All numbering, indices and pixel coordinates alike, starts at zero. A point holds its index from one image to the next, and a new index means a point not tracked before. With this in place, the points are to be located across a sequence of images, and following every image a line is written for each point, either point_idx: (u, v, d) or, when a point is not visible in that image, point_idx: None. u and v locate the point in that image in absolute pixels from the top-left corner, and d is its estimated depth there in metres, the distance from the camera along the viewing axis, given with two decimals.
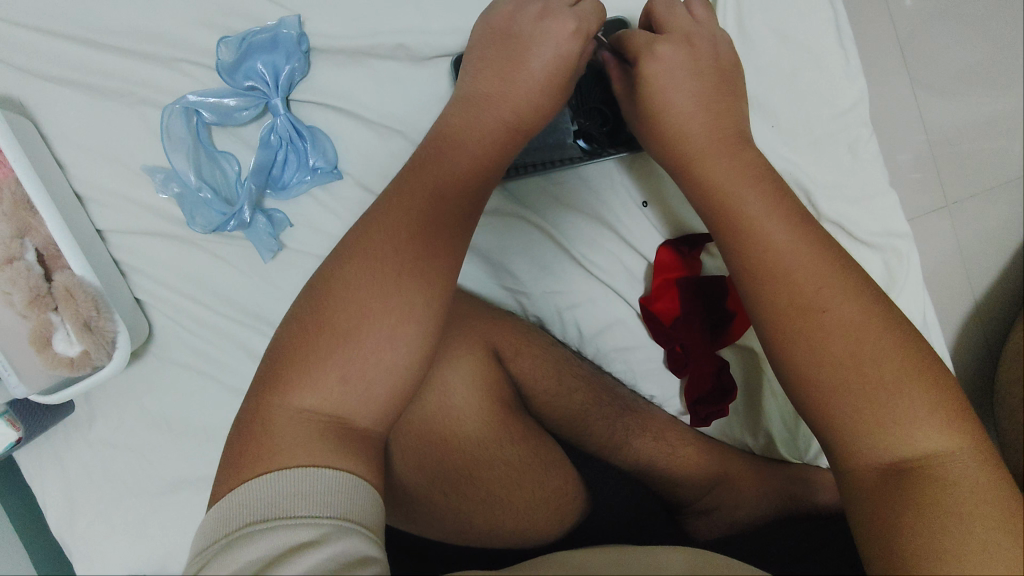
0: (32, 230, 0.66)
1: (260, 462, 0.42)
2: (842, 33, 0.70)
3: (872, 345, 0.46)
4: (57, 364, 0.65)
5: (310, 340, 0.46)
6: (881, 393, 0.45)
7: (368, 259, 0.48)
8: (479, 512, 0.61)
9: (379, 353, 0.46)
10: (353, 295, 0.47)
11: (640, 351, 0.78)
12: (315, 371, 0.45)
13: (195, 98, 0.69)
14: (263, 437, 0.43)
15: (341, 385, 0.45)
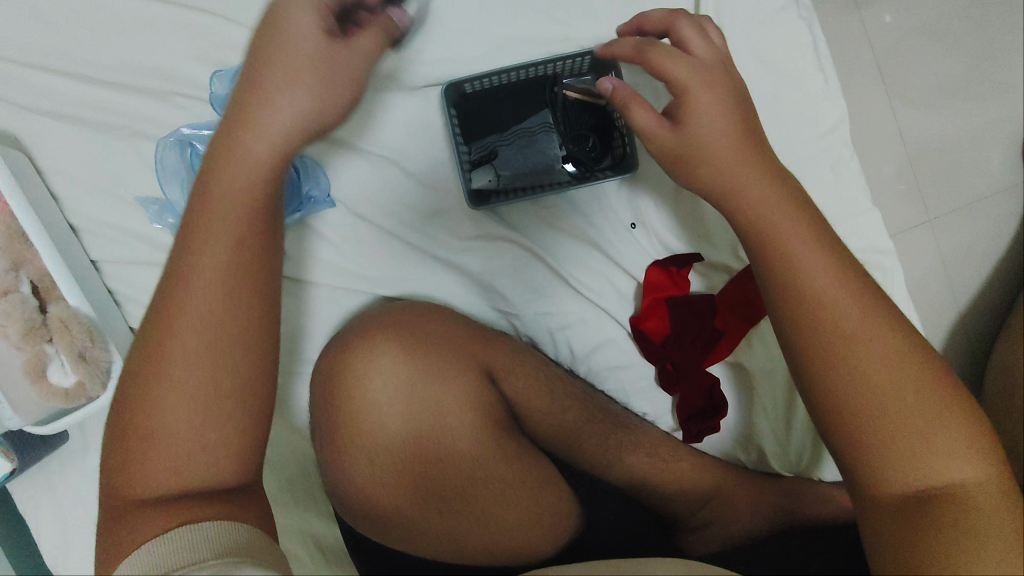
0: (26, 262, 0.67)
1: (135, 488, 0.41)
2: (820, 57, 0.72)
3: (895, 375, 0.44)
4: (51, 396, 0.65)
5: (152, 379, 0.42)
6: (893, 410, 0.44)
7: (192, 289, 0.44)
8: (474, 526, 0.63)
9: (196, 403, 0.42)
10: (184, 330, 0.43)
11: (632, 370, 0.78)
12: (150, 423, 0.41)
13: (190, 131, 0.70)
14: (127, 474, 0.41)
15: (161, 445, 0.41)
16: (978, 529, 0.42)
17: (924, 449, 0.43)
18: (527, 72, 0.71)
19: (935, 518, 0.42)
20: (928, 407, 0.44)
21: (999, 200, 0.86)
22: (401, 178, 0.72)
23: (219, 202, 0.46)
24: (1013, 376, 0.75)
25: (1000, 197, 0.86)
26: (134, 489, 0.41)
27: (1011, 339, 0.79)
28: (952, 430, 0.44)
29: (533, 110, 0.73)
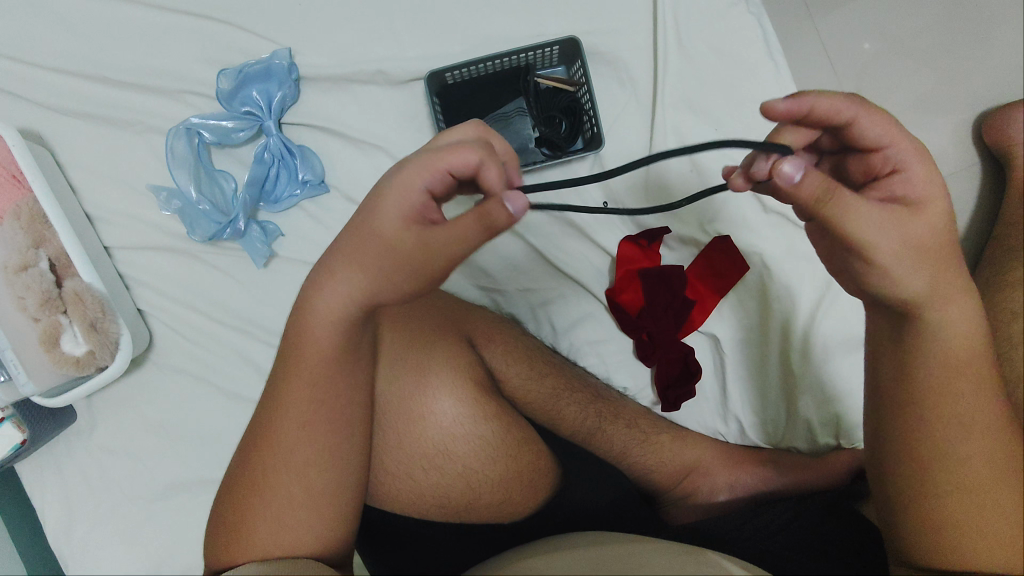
0: (45, 242, 0.73)
1: (235, 553, 0.50)
2: (771, 46, 0.78)
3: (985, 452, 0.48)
4: (64, 363, 0.70)
5: (259, 459, 0.51)
6: (965, 477, 0.48)
7: (298, 387, 0.49)
8: (455, 490, 0.65)
9: (301, 478, 0.50)
10: (298, 403, 0.50)
11: (611, 343, 0.83)
12: (265, 477, 0.50)
13: (198, 121, 0.78)
14: (233, 540, 0.51)
15: (266, 512, 0.50)
16: (982, 514, 0.47)
17: (979, 523, 0.47)
18: (502, 63, 0.78)
19: (956, 521, 0.48)
20: (978, 415, 0.48)
21: (961, 181, 0.89)
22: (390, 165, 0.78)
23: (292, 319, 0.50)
24: None
25: (964, 177, 0.89)
26: (236, 541, 0.50)
27: None
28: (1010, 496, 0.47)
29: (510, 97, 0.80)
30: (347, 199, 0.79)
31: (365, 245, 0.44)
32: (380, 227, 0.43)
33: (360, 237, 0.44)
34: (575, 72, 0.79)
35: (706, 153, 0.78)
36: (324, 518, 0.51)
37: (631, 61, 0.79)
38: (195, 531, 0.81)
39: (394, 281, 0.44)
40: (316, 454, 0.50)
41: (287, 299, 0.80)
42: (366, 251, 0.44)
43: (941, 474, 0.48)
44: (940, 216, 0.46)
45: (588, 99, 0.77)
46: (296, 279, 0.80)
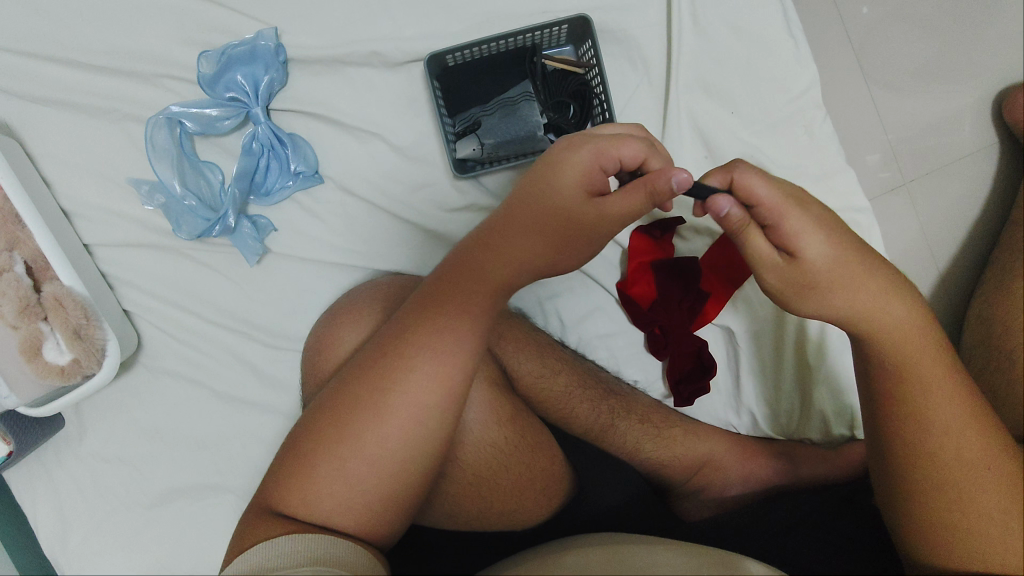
0: (20, 243, 0.68)
1: (294, 503, 0.48)
2: (791, 22, 0.74)
3: (982, 468, 0.51)
4: (48, 374, 0.66)
5: (346, 407, 0.49)
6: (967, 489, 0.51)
7: (422, 345, 0.49)
8: (463, 493, 0.63)
9: (379, 447, 0.48)
10: (419, 352, 0.49)
11: (622, 337, 0.81)
12: (343, 424, 0.48)
13: (179, 109, 0.72)
14: (295, 483, 0.49)
15: (331, 474, 0.48)
16: (975, 528, 0.50)
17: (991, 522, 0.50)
18: (506, 43, 0.73)
19: (952, 517, 0.51)
20: (961, 434, 0.50)
21: (974, 161, 0.87)
22: (388, 153, 0.74)
23: (497, 248, 0.52)
24: (991, 328, 0.77)
25: (977, 157, 0.87)
26: (288, 491, 0.49)
27: (988, 291, 0.80)
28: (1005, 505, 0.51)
29: (515, 80, 0.75)
30: (344, 190, 0.75)
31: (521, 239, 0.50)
32: (558, 173, 0.50)
33: (523, 209, 0.52)
34: (584, 52, 0.74)
35: (723, 138, 0.74)
36: (378, 498, 0.49)
37: (644, 40, 0.74)
38: (196, 536, 0.79)
39: (519, 248, 0.52)
40: (399, 428, 0.48)
41: (283, 297, 0.76)
42: (522, 228, 0.52)
43: (947, 491, 0.51)
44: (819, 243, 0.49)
45: (599, 82, 0.72)
46: (291, 275, 0.76)
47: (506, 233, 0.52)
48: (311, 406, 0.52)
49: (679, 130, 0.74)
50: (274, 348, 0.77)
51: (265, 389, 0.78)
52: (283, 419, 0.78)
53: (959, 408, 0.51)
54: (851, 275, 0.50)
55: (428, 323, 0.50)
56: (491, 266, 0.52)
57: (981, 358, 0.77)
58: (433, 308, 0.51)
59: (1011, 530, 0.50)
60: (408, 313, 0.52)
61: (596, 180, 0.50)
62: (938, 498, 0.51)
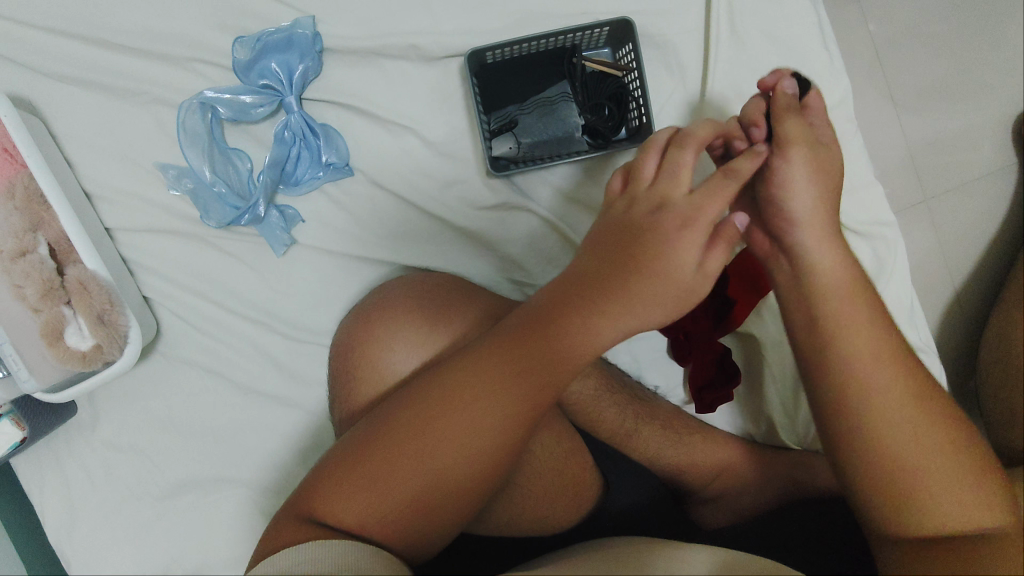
0: (44, 225, 0.66)
1: (337, 505, 0.48)
2: (827, 35, 0.75)
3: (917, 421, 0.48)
4: (69, 359, 0.64)
5: (419, 427, 0.49)
6: (911, 440, 0.48)
7: (505, 379, 0.49)
8: (502, 513, 0.64)
9: (443, 469, 0.48)
10: (503, 391, 0.49)
11: (645, 342, 0.82)
12: (417, 443, 0.48)
13: (213, 94, 0.71)
14: (344, 485, 0.48)
15: (388, 485, 0.48)
16: (926, 473, 0.47)
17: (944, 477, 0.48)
18: (546, 43, 0.73)
19: (909, 472, 0.48)
20: (886, 359, 0.49)
21: (994, 181, 0.88)
22: (420, 148, 0.73)
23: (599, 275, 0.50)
24: (1010, 347, 0.77)
25: (996, 177, 0.88)
26: (340, 497, 0.48)
27: (1008, 309, 0.80)
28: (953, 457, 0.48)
29: (553, 80, 0.75)
30: (374, 184, 0.74)
31: (602, 256, 0.50)
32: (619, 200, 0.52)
33: (619, 233, 0.50)
34: (622, 56, 0.74)
35: None
36: (423, 522, 0.48)
37: (680, 46, 0.75)
38: (208, 530, 0.77)
39: (608, 279, 0.49)
40: (464, 463, 0.48)
41: (307, 289, 0.75)
42: (597, 255, 0.51)
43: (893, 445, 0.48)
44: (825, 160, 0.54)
45: (637, 85, 0.72)
46: (317, 268, 0.75)
47: (596, 259, 0.51)
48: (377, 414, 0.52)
49: None
50: (296, 341, 0.76)
51: (284, 382, 0.77)
52: (302, 413, 0.77)
53: (914, 386, 0.49)
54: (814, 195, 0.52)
55: (498, 353, 0.50)
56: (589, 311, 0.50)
57: (998, 375, 0.78)
58: (528, 345, 0.50)
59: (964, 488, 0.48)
60: (505, 341, 0.51)
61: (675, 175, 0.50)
62: (888, 450, 0.48)
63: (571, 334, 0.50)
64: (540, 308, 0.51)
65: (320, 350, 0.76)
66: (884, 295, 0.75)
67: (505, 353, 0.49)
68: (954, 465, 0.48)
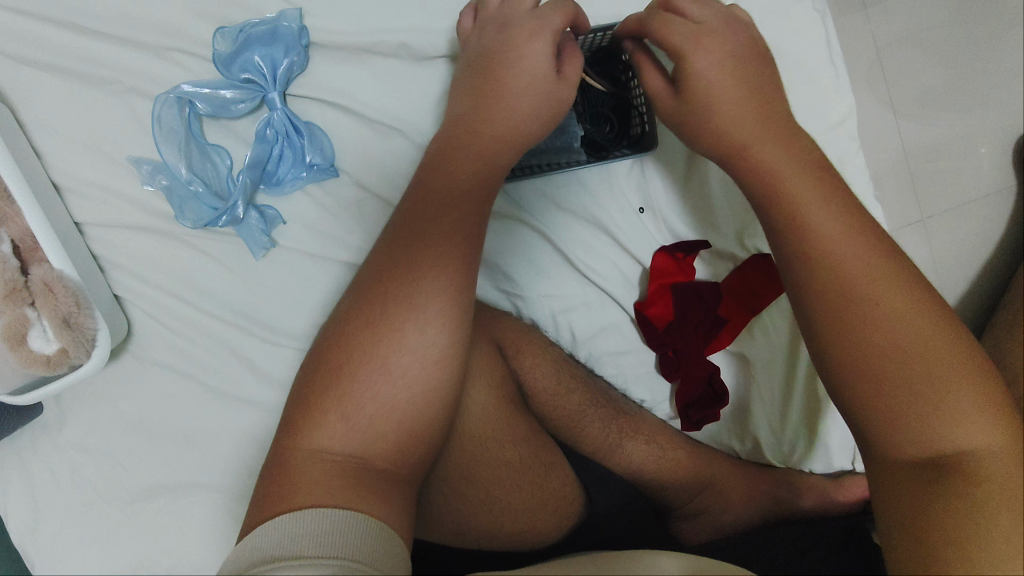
0: (8, 220, 0.63)
1: (298, 463, 0.44)
2: (832, 50, 0.73)
3: (926, 336, 0.44)
4: (33, 363, 0.62)
5: (342, 355, 0.46)
6: (921, 355, 0.43)
7: (407, 278, 0.48)
8: (472, 510, 0.62)
9: (407, 378, 0.46)
10: (411, 295, 0.47)
11: (633, 355, 0.79)
12: (346, 373, 0.45)
13: (191, 89, 0.67)
14: (300, 440, 0.44)
15: (354, 416, 0.45)
16: (935, 388, 0.43)
17: (956, 394, 0.42)
18: None
19: (929, 400, 0.43)
20: (872, 268, 0.46)
21: (990, 203, 0.87)
22: (409, 150, 0.70)
23: (463, 169, 0.53)
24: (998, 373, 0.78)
25: (997, 198, 0.87)
26: (309, 451, 0.44)
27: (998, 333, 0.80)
28: (962, 376, 0.43)
29: None
30: (359, 185, 0.71)
31: (469, 138, 0.54)
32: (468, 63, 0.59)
33: (471, 119, 0.55)
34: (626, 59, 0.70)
35: None
36: (385, 454, 0.45)
37: None
38: (178, 534, 0.75)
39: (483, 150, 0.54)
40: (400, 377, 0.45)
41: (287, 294, 0.73)
42: (472, 146, 0.54)
43: (907, 369, 0.43)
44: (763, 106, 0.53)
45: (641, 94, 0.69)
46: (297, 271, 0.72)
47: (470, 135, 0.54)
48: (305, 366, 0.49)
49: None
50: (274, 345, 0.74)
51: (259, 385, 0.74)
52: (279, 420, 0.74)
53: (947, 344, 0.44)
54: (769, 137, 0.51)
55: (424, 250, 0.49)
56: (460, 199, 0.51)
57: None
58: (414, 239, 0.49)
59: (979, 413, 0.43)
60: (390, 240, 0.50)
61: (497, 69, 0.56)
62: (903, 369, 0.43)
63: (449, 215, 0.50)
64: (449, 195, 0.51)
65: (299, 357, 0.74)
66: None
67: (417, 252, 0.49)
68: (972, 391, 0.43)
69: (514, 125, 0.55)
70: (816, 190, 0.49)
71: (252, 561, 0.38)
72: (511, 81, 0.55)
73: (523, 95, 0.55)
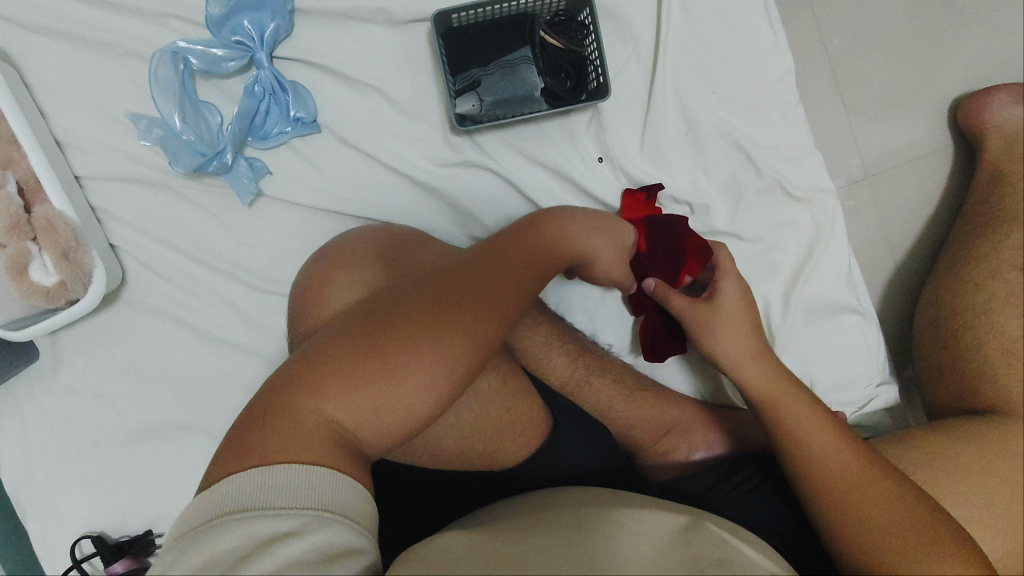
0: (14, 163, 0.68)
1: (297, 409, 0.44)
2: (771, 13, 0.79)
3: (823, 428, 0.63)
4: (33, 295, 0.67)
5: (380, 331, 0.47)
6: (831, 455, 0.61)
7: (470, 297, 0.49)
8: (453, 459, 0.66)
9: (427, 375, 0.46)
10: (464, 313, 0.49)
11: (597, 300, 0.85)
12: (378, 351, 0.46)
13: (185, 46, 0.74)
14: (302, 393, 0.44)
15: (370, 392, 0.45)
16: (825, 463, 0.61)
17: (856, 474, 0.59)
18: (507, 8, 0.76)
19: (829, 480, 0.60)
20: (795, 402, 0.65)
21: (932, 162, 0.93)
22: (387, 108, 0.77)
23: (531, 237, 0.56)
24: (937, 311, 0.84)
25: (936, 157, 0.93)
26: (306, 406, 0.44)
27: (939, 277, 0.86)
28: (858, 455, 0.61)
29: (515, 46, 0.78)
30: (340, 140, 0.77)
31: (540, 236, 0.56)
32: (540, 218, 0.58)
33: (525, 237, 0.56)
34: (582, 19, 0.77)
35: (701, 116, 0.79)
36: (380, 432, 0.46)
37: (635, 19, 0.79)
38: (166, 477, 0.78)
39: (540, 260, 0.55)
40: (424, 375, 0.46)
41: (273, 242, 0.78)
42: (534, 245, 0.55)
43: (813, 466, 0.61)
44: (740, 332, 0.69)
45: (594, 49, 0.76)
46: (282, 220, 0.78)
47: (541, 238, 0.56)
48: (333, 327, 0.49)
49: (664, 105, 0.79)
50: (259, 291, 0.78)
51: (245, 331, 0.79)
52: (264, 363, 0.79)
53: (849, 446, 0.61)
54: (730, 323, 0.68)
55: (484, 284, 0.51)
56: (517, 262, 0.54)
57: (930, 338, 0.84)
58: (486, 270, 0.52)
59: (893, 501, 0.58)
60: (466, 263, 0.52)
61: (544, 230, 0.57)
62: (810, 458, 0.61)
63: (516, 267, 0.53)
64: (519, 255, 0.54)
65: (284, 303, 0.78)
66: (818, 265, 0.80)
67: (483, 285, 0.51)
68: (868, 465, 0.60)
69: (566, 254, 0.58)
70: (753, 337, 0.69)
71: (233, 509, 0.39)
72: (572, 234, 0.59)
73: (587, 238, 0.60)
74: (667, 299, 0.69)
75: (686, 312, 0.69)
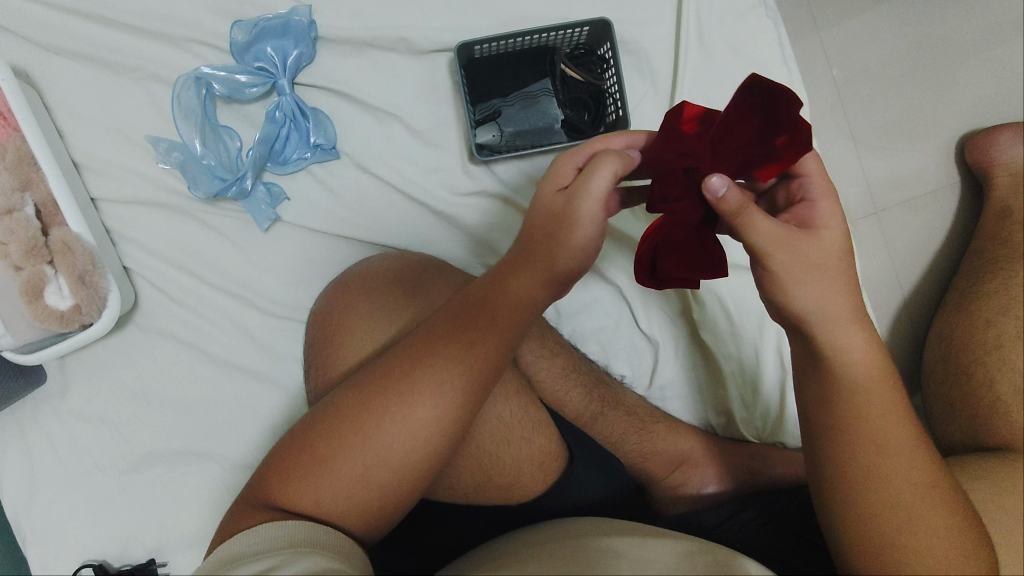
0: (32, 185, 0.68)
1: (287, 498, 0.48)
2: (785, 52, 0.81)
3: (883, 411, 0.50)
4: (46, 317, 0.66)
5: (354, 409, 0.49)
6: (880, 446, 0.50)
7: (434, 362, 0.50)
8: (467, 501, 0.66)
9: (404, 447, 0.49)
10: (430, 378, 0.49)
11: (611, 331, 0.85)
12: (351, 429, 0.49)
13: (209, 71, 0.75)
14: (291, 482, 0.48)
15: (348, 474, 0.48)
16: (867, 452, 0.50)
17: (900, 469, 0.49)
18: (527, 41, 0.77)
19: (865, 477, 0.50)
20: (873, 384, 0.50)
21: (939, 198, 0.94)
22: (406, 136, 0.77)
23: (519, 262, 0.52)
24: (948, 347, 0.84)
25: (943, 194, 0.94)
26: (288, 497, 0.48)
27: (949, 313, 0.87)
28: (911, 447, 0.50)
29: (535, 78, 0.80)
30: (359, 167, 0.77)
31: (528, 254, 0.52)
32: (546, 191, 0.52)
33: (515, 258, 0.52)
34: (601, 52, 0.78)
35: None
36: (365, 509, 0.49)
37: (652, 54, 0.81)
38: (171, 505, 0.77)
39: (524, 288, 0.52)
40: (399, 449, 0.48)
41: (289, 267, 0.77)
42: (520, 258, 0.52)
43: (853, 457, 0.50)
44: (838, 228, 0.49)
45: (614, 82, 0.77)
46: (298, 246, 0.77)
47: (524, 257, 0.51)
48: (317, 406, 0.52)
49: None
50: (272, 317, 0.77)
51: (257, 356, 0.78)
52: (276, 390, 0.78)
53: (905, 439, 0.50)
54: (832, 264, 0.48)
55: (449, 341, 0.51)
56: (499, 302, 0.52)
57: (941, 373, 0.84)
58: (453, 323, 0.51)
59: (927, 512, 0.49)
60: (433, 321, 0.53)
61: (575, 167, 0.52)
62: (853, 444, 0.50)
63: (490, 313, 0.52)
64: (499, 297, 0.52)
65: (298, 329, 0.78)
66: None
67: (446, 344, 0.50)
68: (916, 463, 0.50)
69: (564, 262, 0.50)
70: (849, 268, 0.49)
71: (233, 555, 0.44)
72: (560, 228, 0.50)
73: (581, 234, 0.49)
74: (741, 221, 0.46)
75: (775, 241, 0.47)
